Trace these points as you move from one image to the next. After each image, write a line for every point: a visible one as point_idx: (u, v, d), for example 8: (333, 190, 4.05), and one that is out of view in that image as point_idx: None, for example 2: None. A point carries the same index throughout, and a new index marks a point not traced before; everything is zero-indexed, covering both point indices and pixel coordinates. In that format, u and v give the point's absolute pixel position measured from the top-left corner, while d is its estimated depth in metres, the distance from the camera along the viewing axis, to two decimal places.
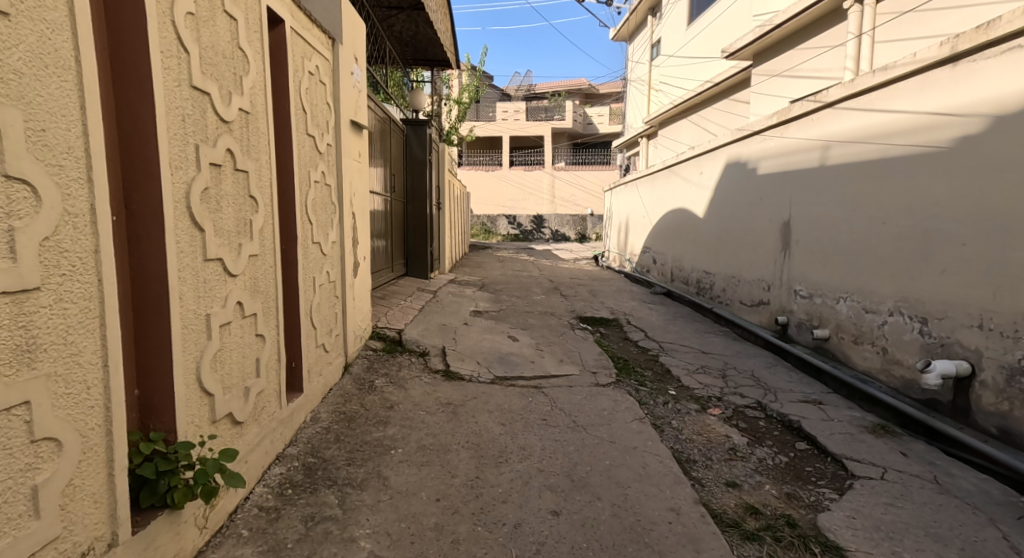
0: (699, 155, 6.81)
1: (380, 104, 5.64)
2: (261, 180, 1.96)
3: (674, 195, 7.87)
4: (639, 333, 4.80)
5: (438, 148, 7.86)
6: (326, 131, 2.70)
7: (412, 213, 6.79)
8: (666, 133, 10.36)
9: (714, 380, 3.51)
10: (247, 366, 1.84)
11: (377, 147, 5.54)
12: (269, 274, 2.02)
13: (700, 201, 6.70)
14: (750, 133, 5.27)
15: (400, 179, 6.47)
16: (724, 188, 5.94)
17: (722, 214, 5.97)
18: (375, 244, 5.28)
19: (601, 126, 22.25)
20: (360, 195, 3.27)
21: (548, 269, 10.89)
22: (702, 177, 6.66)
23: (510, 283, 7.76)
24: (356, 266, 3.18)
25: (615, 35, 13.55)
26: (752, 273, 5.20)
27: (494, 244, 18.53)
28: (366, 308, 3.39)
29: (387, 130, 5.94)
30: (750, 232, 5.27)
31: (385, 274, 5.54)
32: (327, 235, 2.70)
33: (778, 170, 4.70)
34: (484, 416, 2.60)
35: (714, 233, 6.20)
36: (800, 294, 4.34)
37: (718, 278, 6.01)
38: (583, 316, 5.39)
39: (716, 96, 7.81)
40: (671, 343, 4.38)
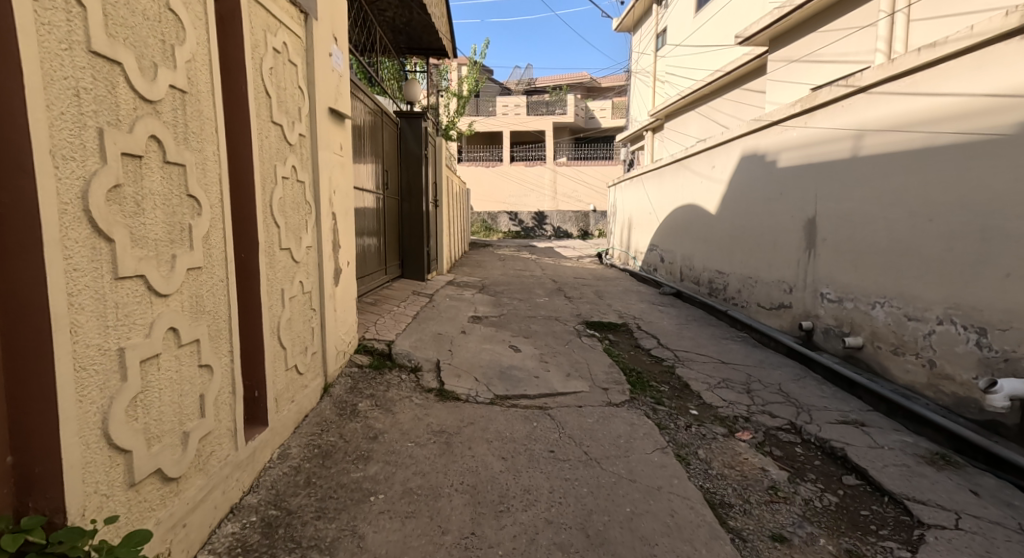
0: (711, 147, 6.43)
1: (370, 95, 5.28)
2: (205, 178, 1.60)
3: (683, 189, 7.49)
4: (652, 339, 4.44)
5: (435, 142, 7.48)
6: (298, 121, 2.35)
7: (408, 211, 6.43)
8: (672, 125, 9.97)
9: (738, 396, 3.15)
10: (186, 407, 1.49)
11: (367, 141, 5.18)
12: (218, 291, 1.66)
13: (712, 196, 6.33)
14: (768, 123, 4.90)
15: (393, 175, 6.09)
16: (739, 182, 5.57)
17: (737, 210, 5.61)
18: (366, 245, 4.92)
19: (602, 120, 21.84)
20: (342, 192, 2.92)
21: (551, 267, 10.53)
22: (714, 170, 6.29)
23: (512, 284, 7.40)
24: (338, 272, 2.83)
25: (619, 26, 13.13)
26: (771, 273, 4.84)
27: (495, 241, 18.17)
28: (350, 319, 3.04)
29: (379, 123, 5.57)
30: (768, 229, 4.90)
31: (377, 278, 5.19)
32: (300, 240, 2.35)
33: (800, 163, 4.35)
34: (482, 448, 2.25)
35: (729, 230, 5.82)
36: (828, 298, 3.97)
37: (734, 278, 5.65)
38: (590, 321, 5.04)
39: (728, 85, 7.43)
40: (687, 353, 4.02)
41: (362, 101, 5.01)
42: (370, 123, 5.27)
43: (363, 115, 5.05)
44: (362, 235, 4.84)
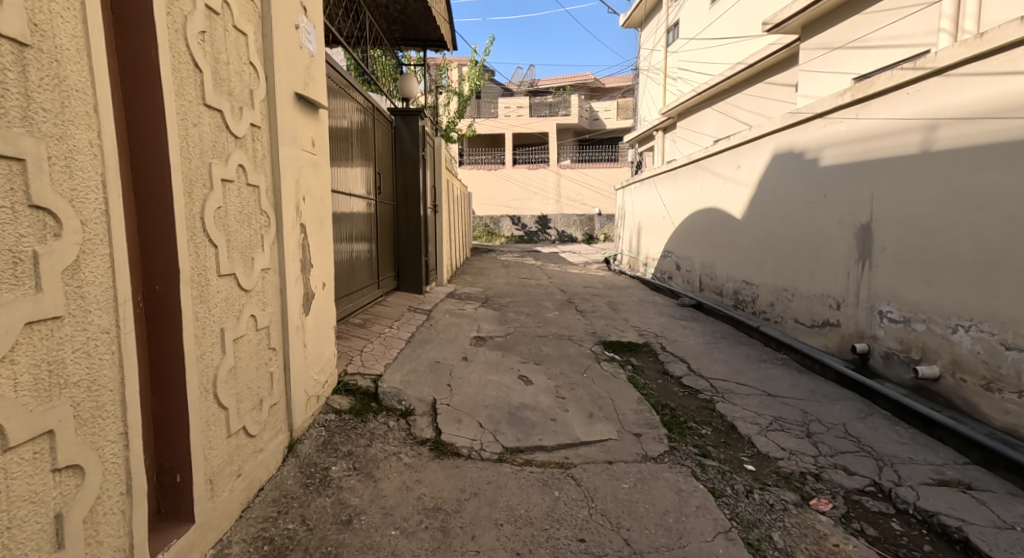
0: (735, 146, 5.89)
1: (361, 90, 4.75)
2: (74, 180, 1.06)
3: (701, 192, 6.96)
4: (680, 365, 3.88)
5: (434, 143, 6.96)
6: (250, 106, 1.81)
7: (405, 218, 5.90)
8: (685, 124, 9.45)
9: (798, 442, 2.60)
10: (23, 541, 0.95)
11: (357, 143, 4.66)
12: (105, 348, 1.12)
13: (737, 199, 5.80)
14: (808, 116, 4.37)
15: (387, 179, 5.57)
16: (770, 184, 5.03)
17: (768, 214, 5.07)
18: (354, 257, 4.39)
19: (607, 121, 21.32)
20: (314, 199, 2.37)
21: (557, 275, 9.99)
22: (739, 171, 5.75)
23: (518, 295, 6.86)
24: (308, 297, 2.28)
25: (626, 21, 12.64)
26: (813, 285, 4.31)
27: (498, 246, 17.70)
28: (327, 355, 2.49)
29: (371, 121, 5.04)
30: (807, 237, 4.37)
31: (368, 293, 4.64)
32: (252, 261, 1.81)
33: (849, 161, 3.82)
34: (490, 537, 1.71)
35: (758, 236, 5.29)
36: (889, 318, 3.42)
37: (765, 290, 5.12)
38: (607, 341, 4.49)
39: (752, 78, 6.92)
40: (725, 383, 3.47)
41: (350, 96, 4.48)
42: (360, 121, 4.75)
43: (352, 113, 4.52)
44: (351, 247, 4.31)
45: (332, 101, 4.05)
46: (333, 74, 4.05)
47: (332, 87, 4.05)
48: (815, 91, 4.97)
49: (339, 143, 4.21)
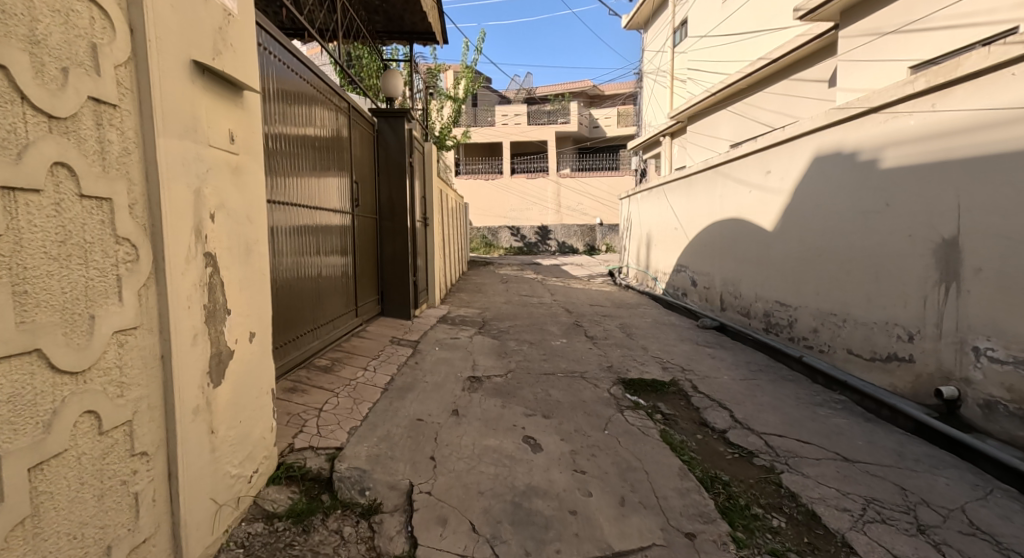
0: (762, 149, 5.26)
1: (337, 87, 4.08)
2: None
3: (721, 201, 6.30)
4: (722, 414, 3.16)
5: (426, 150, 6.30)
6: (88, 71, 1.12)
7: (390, 234, 5.20)
8: (696, 128, 8.84)
9: (914, 545, 1.89)
10: None
11: (333, 149, 3.99)
12: None
13: (767, 209, 5.13)
14: (863, 109, 3.71)
15: (367, 190, 4.88)
16: (809, 191, 4.39)
17: (807, 226, 4.43)
18: (326, 283, 3.69)
19: (607, 129, 20.74)
20: (234, 217, 1.67)
21: (561, 291, 9.32)
22: (770, 177, 5.09)
23: (519, 317, 6.17)
24: (221, 359, 1.56)
25: (628, 23, 12.20)
26: (873, 310, 3.62)
27: (495, 258, 16.98)
28: (255, 434, 1.77)
29: (349, 124, 4.37)
30: (864, 252, 3.69)
31: (342, 325, 3.93)
32: (90, 321, 1.11)
33: (925, 161, 3.16)
34: None
35: (794, 251, 4.64)
36: (990, 357, 2.74)
37: (807, 313, 4.44)
38: (628, 380, 3.78)
39: (780, 74, 6.32)
40: (783, 441, 2.75)
41: (323, 95, 3.81)
42: (336, 124, 4.07)
43: (326, 113, 3.85)
44: (322, 271, 3.62)
45: (298, 98, 3.37)
46: (298, 65, 3.37)
47: (297, 82, 3.37)
48: (866, 83, 4.39)
49: (308, 146, 3.53)
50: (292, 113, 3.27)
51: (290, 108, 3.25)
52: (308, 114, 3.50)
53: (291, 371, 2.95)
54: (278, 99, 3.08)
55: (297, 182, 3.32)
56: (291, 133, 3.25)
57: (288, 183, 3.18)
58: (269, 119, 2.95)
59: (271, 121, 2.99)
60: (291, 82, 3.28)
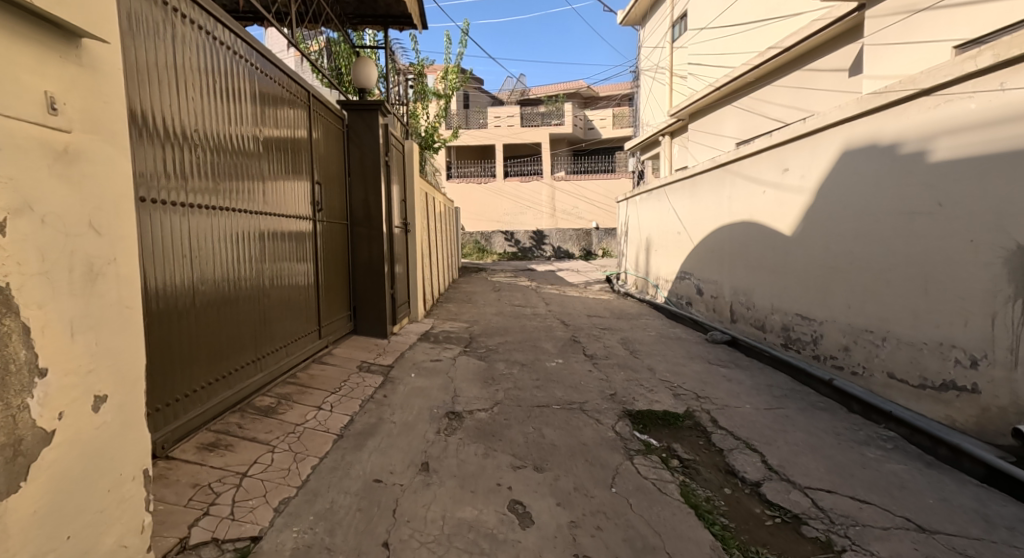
0: (778, 144, 4.73)
1: (296, 75, 3.55)
2: None
3: (730, 202, 5.78)
4: (751, 459, 2.62)
5: (407, 149, 5.76)
6: None
7: (364, 242, 4.63)
8: (699, 126, 8.34)
9: None
10: None
11: (290, 144, 3.42)
12: None
13: (786, 210, 4.61)
14: (905, 94, 3.19)
15: (335, 193, 4.31)
16: (836, 190, 3.88)
17: (834, 230, 3.91)
18: (282, 302, 3.14)
19: (602, 130, 20.28)
20: (63, 232, 1.12)
21: (557, 300, 8.77)
22: (788, 175, 4.57)
23: (511, 331, 5.62)
24: (19, 454, 1.02)
25: (624, 19, 11.79)
26: (921, 328, 3.09)
27: (489, 263, 16.79)
28: (104, 548, 1.21)
29: (310, 116, 3.80)
30: (909, 260, 3.16)
31: (302, 349, 3.36)
32: None
33: (990, 150, 2.66)
34: None
35: (820, 258, 4.11)
36: None
37: (836, 329, 3.92)
38: (635, 414, 3.22)
39: (793, 63, 5.83)
40: (834, 500, 2.21)
41: (276, 81, 3.25)
42: (294, 116, 3.50)
43: (281, 104, 3.31)
44: (275, 288, 3.06)
45: (239, 82, 2.80)
46: (238, 43, 2.80)
47: (240, 64, 2.83)
48: (900, 68, 3.88)
49: (258, 139, 2.97)
50: (231, 100, 2.70)
51: (229, 93, 2.68)
52: (256, 102, 2.95)
53: (222, 417, 2.36)
54: (211, 81, 2.51)
55: (241, 182, 2.76)
56: (230, 122, 2.68)
57: (227, 184, 2.61)
58: (196, 104, 2.38)
59: (199, 108, 2.42)
60: (228, 63, 2.71)
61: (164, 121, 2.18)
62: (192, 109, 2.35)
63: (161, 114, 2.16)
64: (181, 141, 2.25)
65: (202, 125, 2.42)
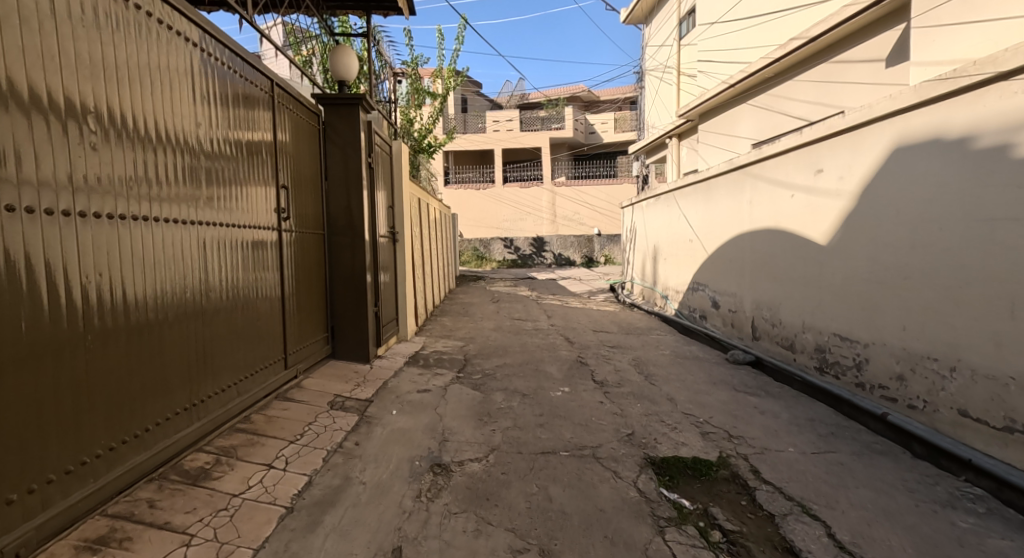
0: (809, 142, 4.21)
1: (260, 64, 3.04)
2: None
3: (752, 208, 5.25)
4: (813, 531, 2.07)
5: (394, 150, 5.24)
6: None
7: (343, 255, 4.10)
8: (710, 126, 7.84)
9: None
10: None
11: (249, 140, 2.86)
12: None
13: (822, 216, 4.08)
14: (980, 77, 2.69)
15: (308, 199, 3.77)
16: (886, 194, 3.37)
17: (884, 240, 3.39)
18: (237, 331, 2.61)
19: (605, 134, 19.84)
20: None
21: (560, 312, 8.25)
22: (824, 176, 4.04)
23: (510, 352, 5.08)
24: None
25: (627, 18, 11.39)
26: (1008, 359, 2.55)
27: (488, 271, 16.32)
28: None
29: (277, 109, 3.26)
30: (992, 276, 2.64)
31: (261, 386, 2.81)
32: None
33: None
34: None
35: (869, 271, 3.55)
36: None
37: (888, 354, 3.38)
38: (659, 463, 2.69)
39: (819, 55, 5.33)
40: None
41: (230, 65, 2.70)
42: (255, 108, 2.95)
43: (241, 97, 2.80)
44: (229, 314, 2.54)
45: (183, 66, 2.30)
46: (181, 19, 2.31)
47: (185, 44, 2.33)
48: (964, 51, 3.36)
49: (210, 136, 2.46)
50: (173, 87, 2.20)
51: (168, 78, 2.18)
52: (205, 91, 2.45)
53: (126, 491, 1.81)
54: (140, 61, 2.01)
55: (186, 187, 2.25)
56: (171, 114, 2.18)
57: (164, 190, 2.11)
58: (118, 89, 1.89)
59: (126, 94, 1.93)
60: (168, 42, 2.21)
61: (69, 107, 1.68)
62: (111, 94, 1.85)
63: (59, 96, 1.64)
64: (92, 134, 1.75)
65: (128, 115, 1.93)
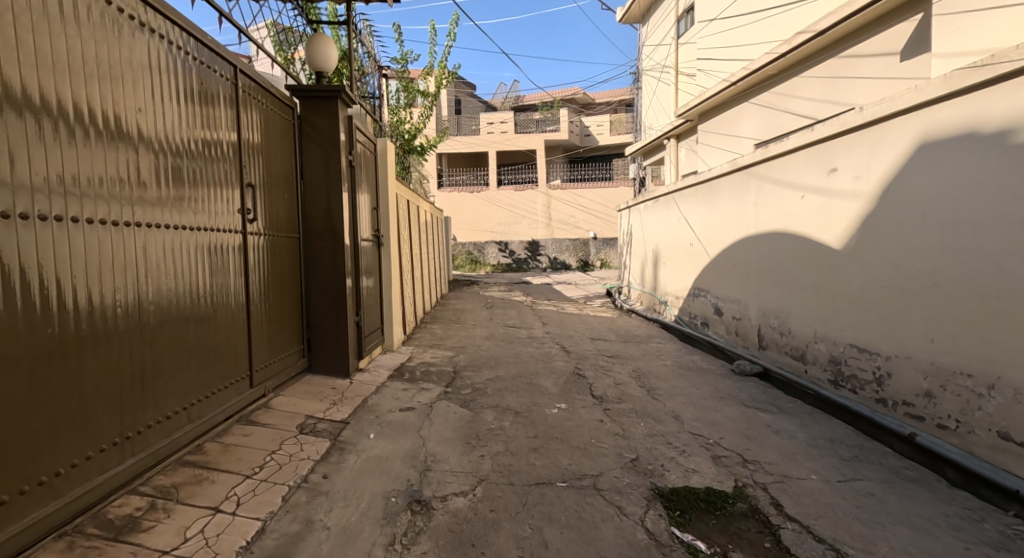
0: (820, 140, 3.95)
1: (223, 50, 2.74)
2: None
3: (757, 210, 4.98)
4: None
5: (380, 149, 4.94)
6: None
7: (320, 260, 3.79)
8: (709, 126, 7.59)
9: None
10: None
11: (206, 132, 2.55)
12: None
13: (836, 218, 3.81)
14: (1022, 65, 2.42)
15: (282, 200, 3.45)
16: (910, 194, 3.11)
17: (908, 245, 3.12)
18: (190, 348, 2.30)
19: (599, 137, 19.64)
20: None
21: (555, 318, 7.95)
22: (838, 175, 3.78)
23: (502, 362, 4.78)
24: None
25: (622, 18, 11.19)
26: None
27: (481, 276, 16.01)
28: None
29: (243, 100, 2.96)
30: None
31: (220, 408, 2.49)
32: None
33: None
34: None
35: (891, 278, 3.27)
36: None
37: (912, 369, 3.10)
38: (668, 495, 2.39)
39: (826, 50, 5.09)
40: None
41: (180, 47, 2.39)
42: (214, 96, 2.64)
43: (198, 85, 2.51)
44: (180, 329, 2.24)
45: (119, 46, 2.01)
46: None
47: (123, 22, 2.04)
48: (994, 42, 3.05)
49: (155, 127, 2.17)
50: (104, 69, 1.91)
51: (98, 59, 1.89)
52: (149, 76, 2.15)
53: (26, 553, 1.51)
54: (59, 38, 1.72)
55: (120, 184, 1.95)
56: (101, 101, 1.88)
57: (89, 187, 1.81)
58: (24, 69, 1.60)
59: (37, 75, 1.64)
60: (100, 17, 1.92)
61: None
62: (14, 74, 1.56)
63: None
64: None
65: (38, 100, 1.64)
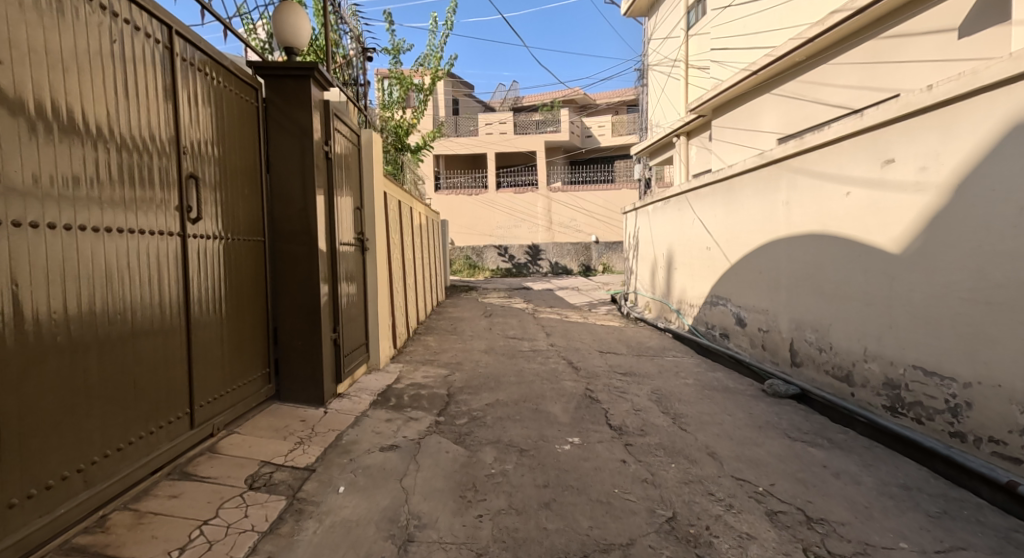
0: (873, 127, 3.40)
1: (157, 7, 2.18)
2: None
3: (789, 210, 4.43)
4: None
5: (365, 141, 4.39)
6: None
7: (290, 269, 3.23)
8: (725, 122, 7.06)
9: None
10: None
11: (125, 106, 1.97)
12: None
13: (894, 219, 3.26)
14: None
15: (241, 196, 2.88)
16: (1002, 188, 2.55)
17: (998, 249, 2.57)
18: (91, 388, 1.73)
19: (601, 138, 19.15)
20: None
21: (559, 328, 7.40)
22: (897, 167, 3.23)
23: (502, 383, 4.22)
24: None
25: (626, 12, 10.71)
26: None
27: (480, 281, 15.45)
28: None
29: (187, 73, 2.39)
30: None
31: (138, 463, 1.92)
32: None
33: None
34: None
35: (972, 289, 2.71)
36: None
37: (1004, 401, 2.55)
38: None
39: (863, 31, 4.56)
40: None
41: None
42: (137, 60, 2.06)
43: (115, 45, 1.94)
44: (74, 364, 1.67)
45: None
46: None
47: None
48: None
49: (37, 92, 1.60)
50: None
51: None
52: (29, 23, 1.59)
53: None
54: None
55: None
56: None
57: None
58: None
59: None
60: None
61: None
62: None
63: None
64: None
65: None
